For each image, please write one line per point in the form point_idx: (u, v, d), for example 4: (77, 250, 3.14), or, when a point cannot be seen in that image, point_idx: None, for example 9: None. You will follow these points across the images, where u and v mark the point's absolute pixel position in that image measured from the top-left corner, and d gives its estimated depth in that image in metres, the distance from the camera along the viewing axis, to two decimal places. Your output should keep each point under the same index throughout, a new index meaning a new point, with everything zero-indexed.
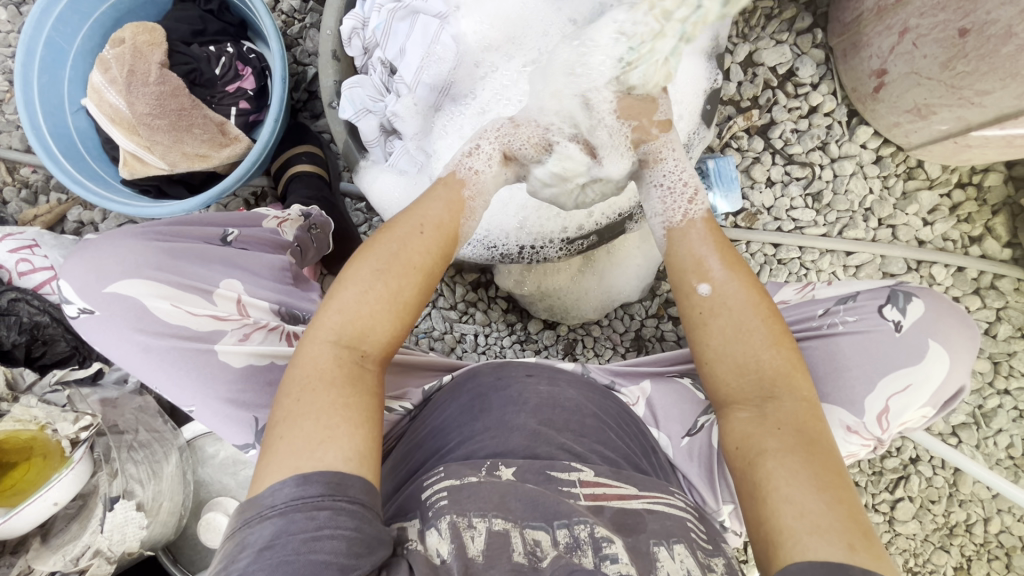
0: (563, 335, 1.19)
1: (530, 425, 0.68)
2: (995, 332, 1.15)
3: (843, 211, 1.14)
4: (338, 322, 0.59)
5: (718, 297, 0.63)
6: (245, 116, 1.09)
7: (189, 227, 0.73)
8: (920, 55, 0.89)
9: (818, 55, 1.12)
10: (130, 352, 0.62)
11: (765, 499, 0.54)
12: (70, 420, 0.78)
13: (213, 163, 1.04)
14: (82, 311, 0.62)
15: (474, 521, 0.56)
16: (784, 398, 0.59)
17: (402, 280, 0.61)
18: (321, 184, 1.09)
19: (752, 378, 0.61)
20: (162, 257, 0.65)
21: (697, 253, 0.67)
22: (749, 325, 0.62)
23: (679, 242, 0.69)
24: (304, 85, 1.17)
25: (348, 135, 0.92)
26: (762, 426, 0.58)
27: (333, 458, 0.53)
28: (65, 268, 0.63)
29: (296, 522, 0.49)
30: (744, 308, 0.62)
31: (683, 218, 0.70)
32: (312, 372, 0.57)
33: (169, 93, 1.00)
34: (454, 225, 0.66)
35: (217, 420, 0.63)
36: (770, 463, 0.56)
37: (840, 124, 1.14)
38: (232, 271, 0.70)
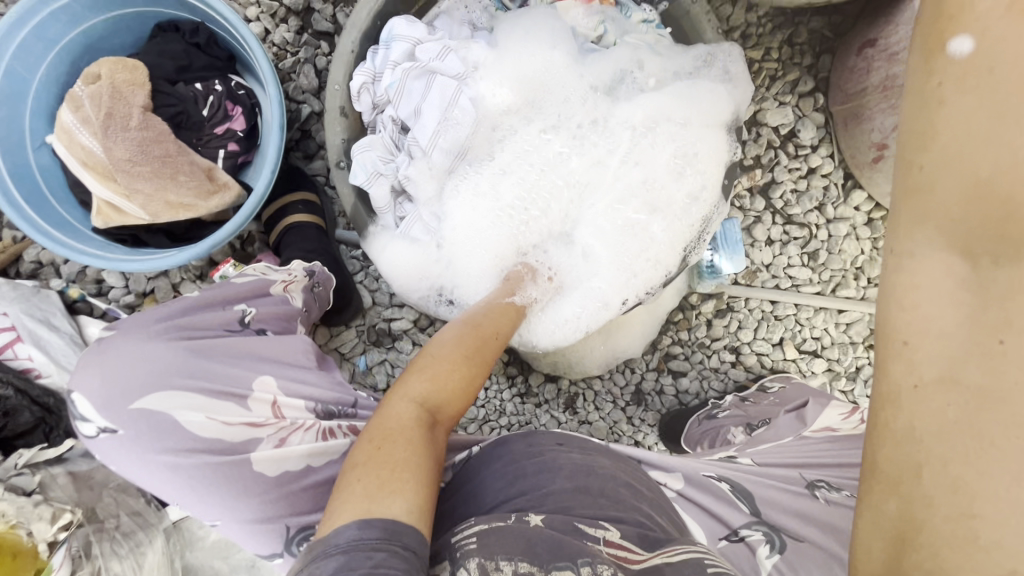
0: (565, 388, 1.18)
1: (566, 489, 0.67)
2: None
3: (837, 271, 1.18)
4: (419, 395, 0.62)
5: (984, 128, 0.42)
6: (234, 157, 1.02)
7: (206, 313, 0.72)
8: None
9: (819, 118, 1.14)
10: (155, 470, 0.62)
11: (964, 392, 0.43)
12: (46, 521, 0.71)
13: (200, 212, 0.96)
14: (103, 428, 0.62)
15: (501, 564, 0.53)
16: (1010, 266, 0.42)
17: (478, 368, 0.68)
18: (318, 234, 1.04)
19: (992, 227, 0.42)
20: (188, 361, 0.66)
21: (976, 65, 0.43)
22: (1017, 185, 0.41)
23: (951, 60, 0.44)
24: (298, 124, 1.09)
25: (356, 199, 0.89)
26: (975, 300, 0.43)
27: (399, 508, 0.50)
28: (80, 381, 0.63)
29: (355, 560, 0.46)
30: (1020, 194, 0.41)
31: (961, 28, 0.43)
32: (392, 426, 0.58)
33: (153, 138, 0.92)
34: (510, 332, 0.77)
35: (246, 534, 0.63)
36: (948, 403, 0.43)
37: (836, 186, 1.17)
38: (257, 363, 0.70)
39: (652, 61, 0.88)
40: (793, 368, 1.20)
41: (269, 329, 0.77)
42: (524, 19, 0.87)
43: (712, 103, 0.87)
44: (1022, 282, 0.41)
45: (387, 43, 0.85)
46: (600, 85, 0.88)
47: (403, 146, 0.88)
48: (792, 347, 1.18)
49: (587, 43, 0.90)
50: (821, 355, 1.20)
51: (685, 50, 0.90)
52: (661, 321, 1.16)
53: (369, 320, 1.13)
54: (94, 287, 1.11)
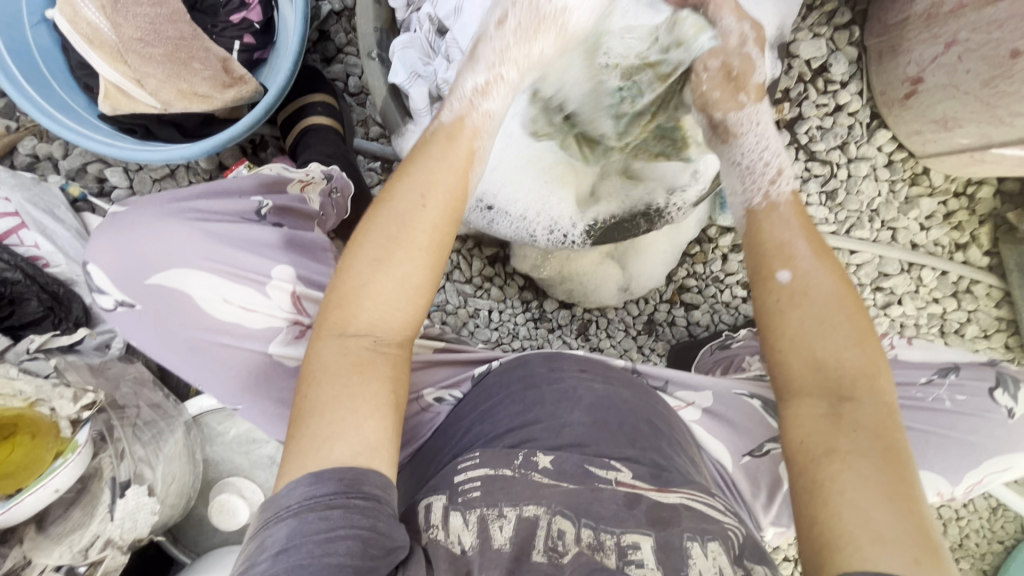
0: (578, 316, 1.19)
1: (586, 423, 0.70)
2: (964, 332, 1.26)
3: (853, 212, 1.19)
4: (343, 322, 0.57)
5: (802, 287, 0.62)
6: (250, 52, 0.97)
7: (224, 200, 0.67)
8: (962, 70, 0.91)
9: (852, 53, 1.12)
10: (176, 349, 0.62)
11: (827, 497, 0.53)
12: (67, 399, 0.69)
13: (215, 105, 0.91)
14: (119, 303, 0.61)
15: (503, 512, 0.60)
16: (863, 398, 0.58)
17: (403, 262, 0.58)
18: (337, 140, 0.99)
19: (829, 372, 0.59)
20: (204, 244, 0.61)
21: (785, 241, 0.66)
22: (866, 404, 0.57)
23: (767, 231, 0.67)
24: (316, 23, 1.04)
25: (388, 94, 0.83)
26: (832, 428, 0.57)
27: (342, 452, 0.53)
28: (91, 251, 0.60)
29: (309, 523, 0.49)
30: (830, 298, 0.61)
31: (779, 197, 0.69)
32: (319, 360, 0.56)
33: (167, 18, 0.86)
34: (453, 179, 0.62)
35: (265, 418, 0.65)
36: (837, 465, 0.54)
37: (862, 125, 1.16)
38: (281, 251, 0.66)
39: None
40: None
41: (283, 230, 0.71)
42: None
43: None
44: (863, 364, 0.59)
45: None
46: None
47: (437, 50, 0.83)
48: None
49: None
50: None
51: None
52: (680, 252, 1.16)
53: None
54: (96, 185, 1.06)
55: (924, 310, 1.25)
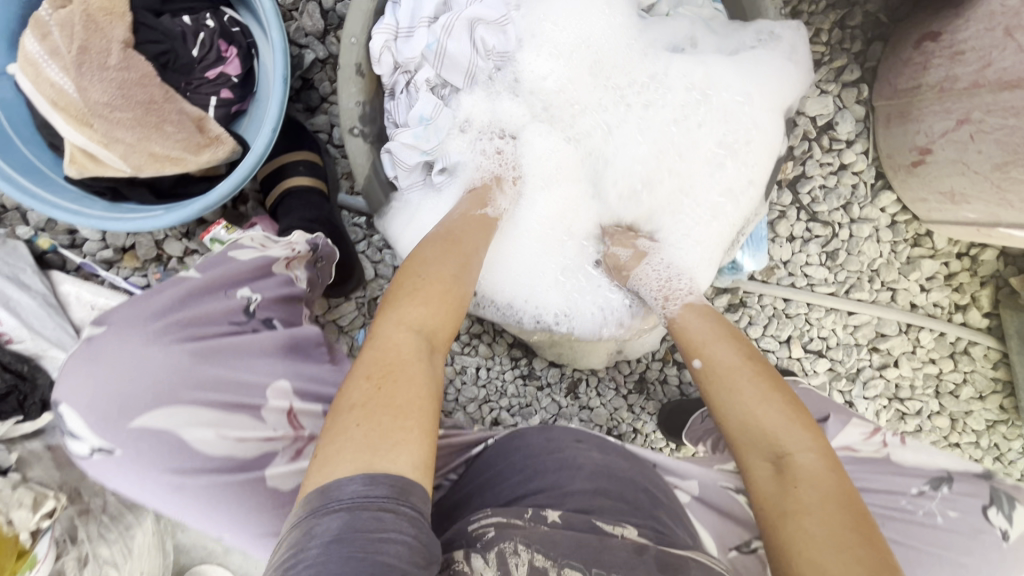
0: (568, 374, 1.16)
1: (589, 489, 0.68)
2: (959, 392, 1.24)
3: (853, 272, 1.15)
4: (391, 339, 0.61)
5: (720, 359, 0.72)
6: (228, 106, 0.91)
7: (206, 305, 0.63)
8: (973, 150, 0.88)
9: (860, 112, 1.08)
10: (159, 492, 0.57)
11: (788, 557, 0.55)
12: (27, 509, 0.71)
13: (188, 167, 0.86)
14: (97, 449, 0.56)
15: (519, 548, 0.57)
16: (795, 454, 0.62)
17: (448, 296, 0.69)
18: (320, 202, 0.95)
19: (756, 435, 0.65)
20: (189, 368, 0.59)
21: (695, 333, 0.76)
22: (796, 459, 0.62)
23: (685, 327, 0.78)
24: (299, 71, 0.98)
25: (370, 171, 0.86)
26: (779, 486, 0.60)
27: (403, 462, 0.51)
28: (65, 392, 0.56)
29: (360, 520, 0.46)
30: (736, 370, 0.70)
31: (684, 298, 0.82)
32: (384, 354, 0.59)
33: (136, 81, 0.80)
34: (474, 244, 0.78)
35: (255, 547, 0.61)
36: (791, 520, 0.57)
37: (866, 185, 1.12)
38: (265, 354, 0.64)
39: (701, 67, 0.88)
40: (796, 366, 1.19)
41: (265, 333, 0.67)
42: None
43: (780, 82, 0.88)
44: (781, 420, 0.64)
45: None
46: (618, 94, 0.90)
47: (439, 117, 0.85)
48: (799, 345, 1.18)
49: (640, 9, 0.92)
50: (825, 355, 1.19)
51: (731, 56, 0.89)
52: None
53: (371, 292, 1.07)
54: (67, 238, 1.00)
55: (920, 370, 1.23)
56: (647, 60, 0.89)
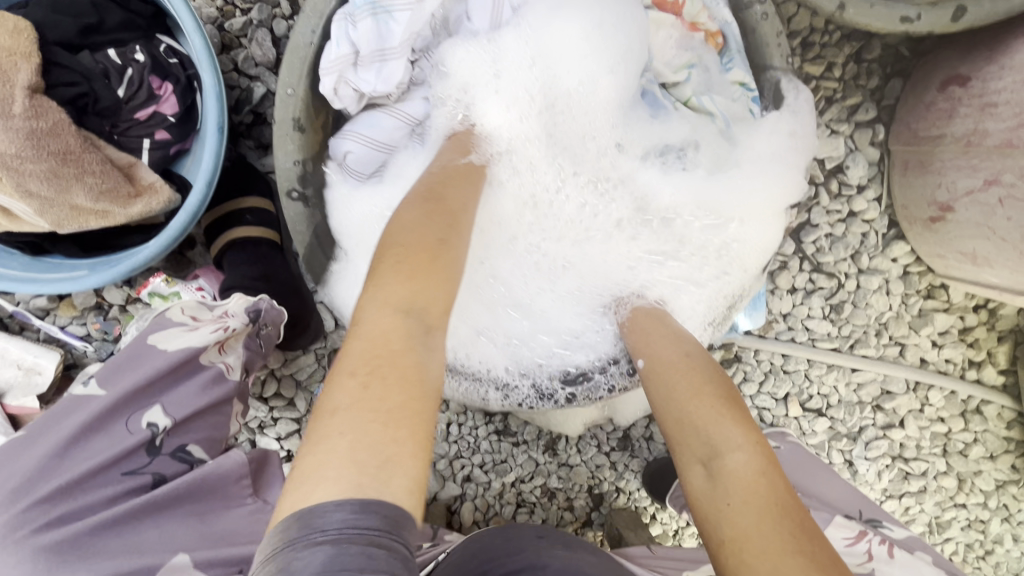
0: (546, 430, 1.08)
1: None
2: (968, 452, 1.16)
3: (859, 326, 1.06)
4: (378, 325, 0.50)
5: (661, 357, 0.69)
6: (166, 147, 0.81)
7: (99, 448, 0.59)
8: (1000, 214, 0.78)
9: (873, 155, 0.98)
10: None
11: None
12: None
13: (116, 219, 0.78)
14: None
15: None
16: (727, 456, 0.56)
17: (440, 257, 0.57)
18: (269, 254, 0.87)
19: (689, 437, 0.60)
20: (48, 569, 0.52)
21: (636, 341, 0.74)
22: (728, 462, 0.56)
23: (633, 335, 0.76)
24: (249, 106, 0.88)
25: (313, 239, 0.72)
26: (714, 495, 0.55)
27: (385, 492, 0.41)
28: None
29: (347, 556, 0.36)
30: (670, 371, 0.66)
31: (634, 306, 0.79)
32: (371, 343, 0.48)
33: (47, 132, 0.69)
34: (463, 195, 0.65)
35: None
36: (729, 536, 0.51)
37: (877, 234, 1.02)
38: (164, 503, 0.59)
39: (664, 194, 0.84)
40: (793, 426, 1.10)
41: (170, 474, 0.61)
42: (581, 68, 0.79)
43: (767, 139, 0.83)
44: (711, 419, 0.59)
45: (383, 18, 0.72)
46: (590, 155, 0.83)
47: (424, 117, 0.79)
48: (797, 403, 1.08)
49: (657, 83, 0.84)
50: (825, 414, 1.10)
51: (708, 176, 0.83)
52: None
53: (331, 342, 0.98)
54: None
55: (928, 429, 1.14)
56: (619, 161, 0.84)
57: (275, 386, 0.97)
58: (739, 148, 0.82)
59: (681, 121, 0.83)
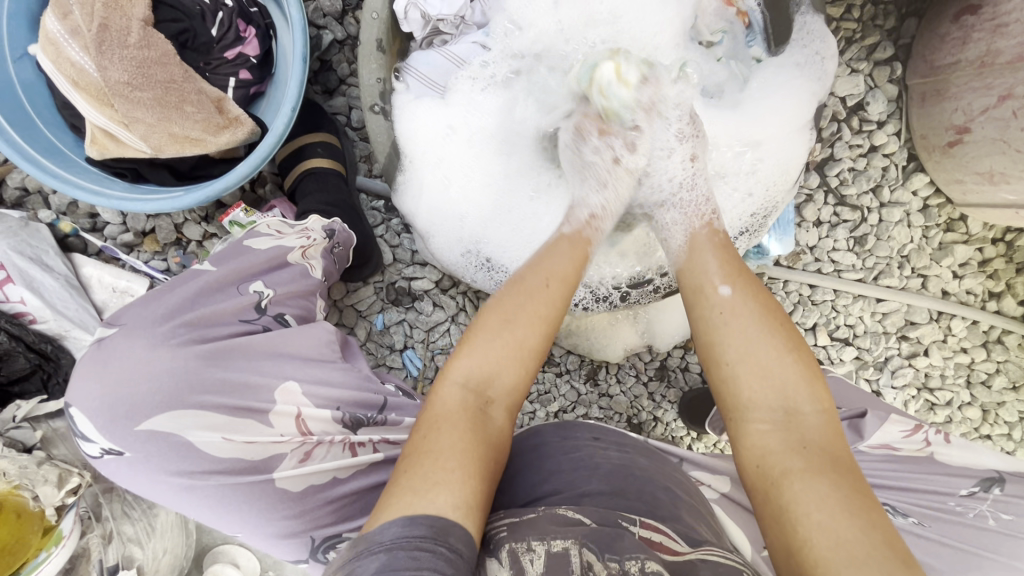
0: (587, 360, 1.14)
1: (604, 490, 0.67)
2: (991, 382, 1.20)
3: (882, 258, 1.12)
4: (450, 399, 0.59)
5: (739, 306, 0.64)
6: (247, 87, 0.90)
7: (217, 305, 0.62)
8: (1015, 126, 0.84)
9: (892, 91, 1.04)
10: (170, 494, 0.56)
11: (793, 522, 0.52)
12: (52, 483, 0.65)
13: (208, 148, 0.85)
14: (107, 451, 0.56)
15: (533, 545, 0.52)
16: (806, 413, 0.58)
17: (527, 329, 0.63)
18: (338, 183, 0.94)
19: (771, 391, 0.60)
20: (198, 371, 0.57)
21: (711, 267, 0.69)
22: (806, 420, 0.58)
23: (697, 256, 0.71)
24: (317, 52, 0.97)
25: (392, 148, 0.82)
26: (783, 443, 0.57)
27: (445, 501, 0.49)
28: (77, 393, 0.56)
29: (399, 560, 0.44)
30: (760, 316, 0.63)
31: (700, 227, 0.73)
32: (439, 411, 0.58)
33: (155, 60, 0.80)
34: (575, 273, 0.69)
35: (268, 543, 0.58)
36: (795, 484, 0.53)
37: (897, 167, 1.09)
38: (281, 347, 0.62)
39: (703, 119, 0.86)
40: (822, 354, 1.16)
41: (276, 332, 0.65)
42: (623, 9, 0.84)
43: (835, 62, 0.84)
44: (793, 380, 0.60)
45: None
46: None
47: (471, 59, 0.86)
48: (825, 333, 1.14)
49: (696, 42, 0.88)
50: (852, 343, 1.16)
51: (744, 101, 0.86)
52: None
53: (388, 277, 1.05)
54: (88, 221, 1.00)
55: (951, 360, 1.19)
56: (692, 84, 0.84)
57: (338, 316, 1.04)
58: (754, 82, 0.87)
59: (722, 69, 0.89)
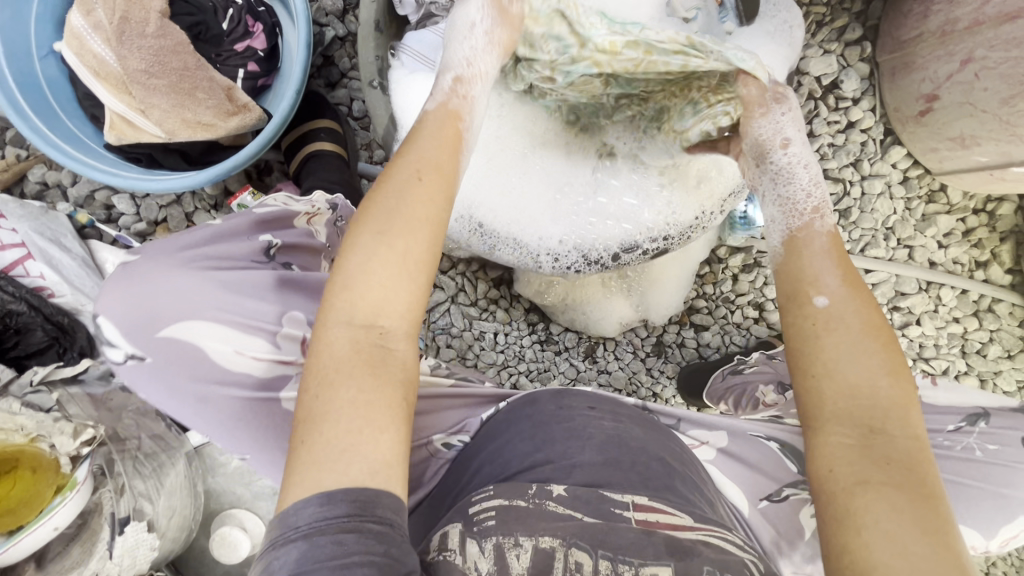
0: (585, 337, 1.17)
1: (596, 461, 0.65)
2: (986, 352, 1.21)
3: (867, 230, 1.15)
4: (338, 344, 0.49)
5: (838, 316, 0.52)
6: (254, 79, 0.96)
7: (236, 241, 0.67)
8: (979, 87, 0.89)
9: (864, 69, 1.10)
10: (184, 402, 0.59)
11: (860, 549, 0.44)
12: (67, 434, 0.69)
13: (219, 134, 0.91)
14: (130, 356, 0.59)
15: (520, 541, 0.56)
16: (896, 434, 0.48)
17: (410, 234, 0.52)
18: (339, 164, 0.99)
19: (864, 408, 0.49)
20: (221, 292, 0.61)
21: (817, 265, 0.55)
22: (897, 443, 0.47)
23: (801, 253, 0.57)
24: (321, 48, 1.04)
25: (390, 122, 0.89)
26: (866, 466, 0.47)
27: (359, 471, 0.45)
28: (103, 301, 0.59)
29: (319, 547, 0.42)
30: (865, 330, 0.51)
31: (813, 226, 0.58)
32: (325, 361, 0.49)
33: (170, 49, 0.87)
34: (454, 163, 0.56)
35: (270, 464, 0.60)
36: (867, 508, 0.45)
37: (875, 142, 1.13)
38: (288, 293, 0.65)
39: None
40: None
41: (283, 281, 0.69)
42: None
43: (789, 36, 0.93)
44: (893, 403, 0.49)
45: None
46: None
47: None
48: None
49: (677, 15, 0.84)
50: None
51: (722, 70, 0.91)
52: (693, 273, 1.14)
53: None
54: (104, 212, 1.06)
55: (944, 330, 1.21)
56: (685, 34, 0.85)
57: None
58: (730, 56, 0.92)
59: None
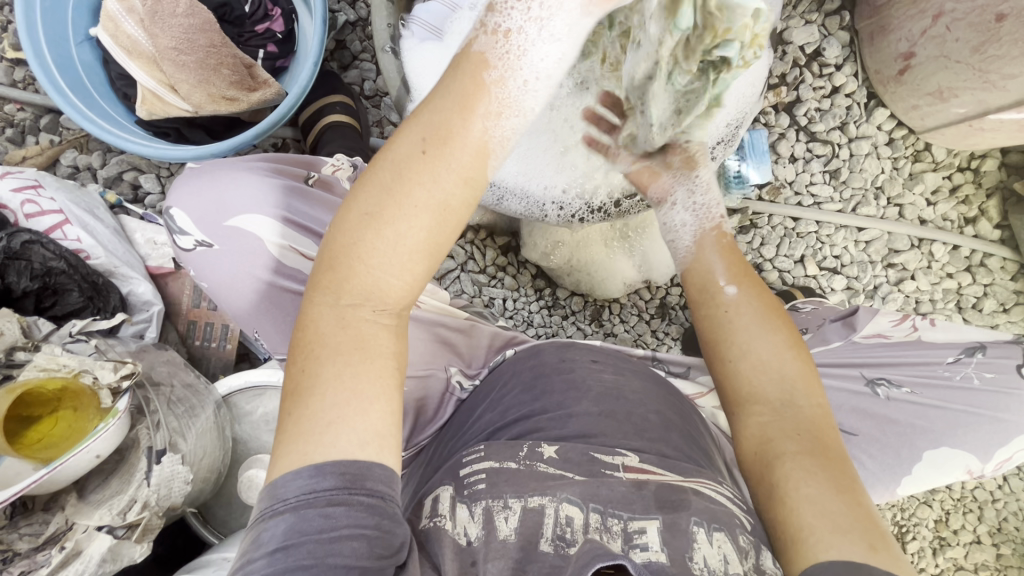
0: (590, 302, 1.21)
1: (593, 413, 0.68)
2: (982, 307, 1.24)
3: (858, 189, 1.20)
4: (326, 323, 0.50)
5: (742, 303, 0.63)
6: (273, 60, 1.04)
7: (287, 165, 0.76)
8: (951, 39, 0.95)
9: (845, 37, 1.17)
10: (242, 286, 0.68)
11: (785, 502, 0.54)
12: (108, 368, 0.73)
13: (242, 107, 0.97)
14: (199, 243, 0.69)
15: (510, 502, 0.56)
16: (801, 403, 0.59)
17: (405, 218, 0.49)
18: (355, 135, 1.05)
19: (773, 384, 0.60)
20: (279, 196, 0.70)
21: (716, 264, 0.66)
22: (802, 408, 0.59)
23: (701, 254, 0.68)
24: (334, 32, 1.11)
25: (401, 84, 0.95)
26: (780, 433, 0.58)
27: (348, 445, 0.46)
28: (180, 196, 0.70)
29: (307, 519, 0.44)
30: (764, 313, 0.62)
31: (709, 228, 0.70)
32: (311, 339, 0.50)
33: (198, 27, 0.94)
34: (467, 136, 0.51)
35: None
36: (787, 465, 0.56)
37: (860, 106, 1.19)
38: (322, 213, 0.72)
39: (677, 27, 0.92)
40: (814, 284, 1.23)
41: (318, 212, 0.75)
42: None
43: None
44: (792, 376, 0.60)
45: None
46: None
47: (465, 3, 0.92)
48: (813, 262, 1.22)
49: None
50: (841, 272, 1.23)
51: None
52: None
53: None
54: (131, 192, 1.12)
55: (939, 286, 1.25)
56: None
57: None
58: None
59: None
